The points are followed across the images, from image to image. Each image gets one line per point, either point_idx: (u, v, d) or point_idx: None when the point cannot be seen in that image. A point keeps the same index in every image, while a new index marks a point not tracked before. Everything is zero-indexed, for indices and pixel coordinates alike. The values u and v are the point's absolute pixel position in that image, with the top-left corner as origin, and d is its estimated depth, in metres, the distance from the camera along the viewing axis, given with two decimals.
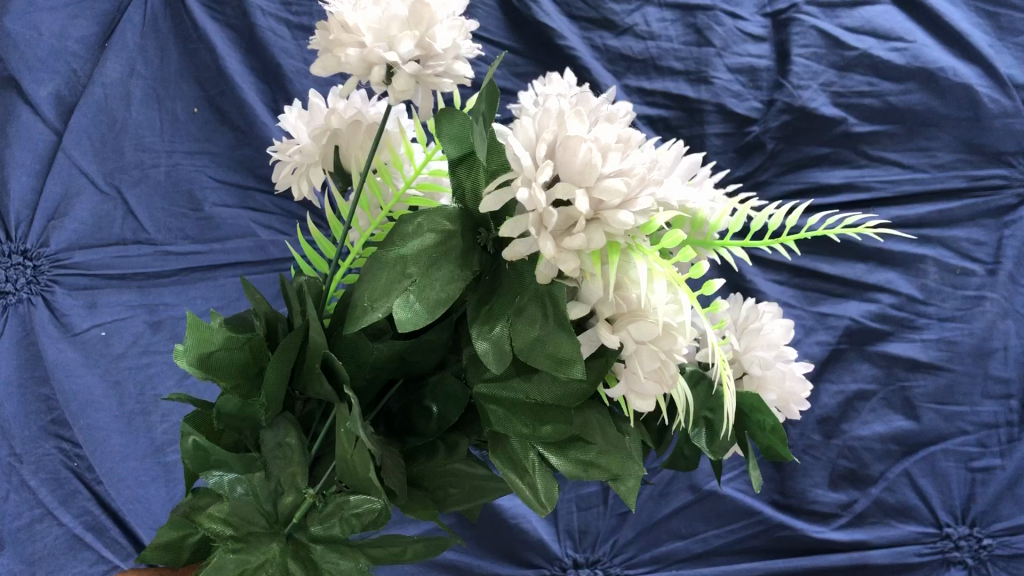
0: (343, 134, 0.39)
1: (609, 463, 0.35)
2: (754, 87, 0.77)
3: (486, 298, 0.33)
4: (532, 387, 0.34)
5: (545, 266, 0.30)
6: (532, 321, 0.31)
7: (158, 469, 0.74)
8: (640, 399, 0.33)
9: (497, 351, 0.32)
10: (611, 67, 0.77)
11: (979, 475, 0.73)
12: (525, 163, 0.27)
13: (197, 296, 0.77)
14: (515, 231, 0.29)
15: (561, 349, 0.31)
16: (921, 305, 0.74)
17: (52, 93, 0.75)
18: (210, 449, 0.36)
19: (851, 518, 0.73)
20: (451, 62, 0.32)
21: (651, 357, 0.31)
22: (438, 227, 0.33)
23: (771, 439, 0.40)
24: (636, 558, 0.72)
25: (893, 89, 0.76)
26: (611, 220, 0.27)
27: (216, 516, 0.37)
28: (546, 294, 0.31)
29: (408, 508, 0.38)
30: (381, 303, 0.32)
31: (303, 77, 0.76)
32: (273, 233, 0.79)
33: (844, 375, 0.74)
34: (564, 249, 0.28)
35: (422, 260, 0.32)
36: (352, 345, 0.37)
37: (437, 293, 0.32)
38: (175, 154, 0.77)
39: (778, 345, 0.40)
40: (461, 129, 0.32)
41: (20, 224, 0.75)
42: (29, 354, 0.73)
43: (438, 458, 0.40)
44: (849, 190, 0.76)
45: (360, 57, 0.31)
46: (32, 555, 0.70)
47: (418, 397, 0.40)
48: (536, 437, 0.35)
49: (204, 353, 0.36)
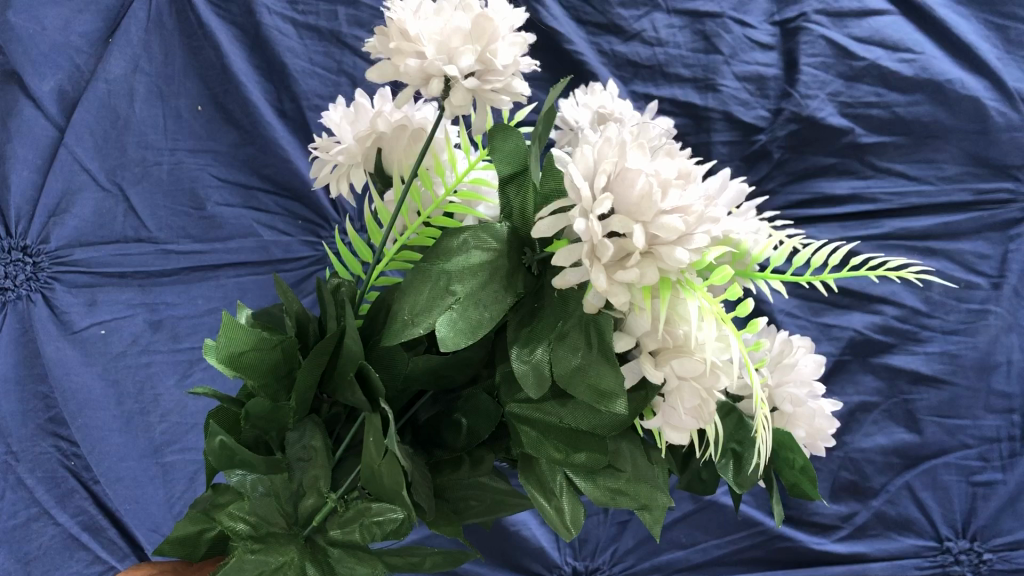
0: (387, 138, 0.42)
1: (636, 492, 0.37)
2: (761, 96, 0.77)
3: (527, 320, 0.35)
4: (567, 413, 0.36)
5: (593, 297, 0.32)
6: (573, 349, 0.33)
7: (157, 469, 0.73)
8: (675, 430, 0.36)
9: (537, 375, 0.34)
10: (618, 72, 0.76)
11: (981, 490, 0.73)
12: (585, 195, 0.29)
13: (198, 295, 0.77)
14: (567, 261, 0.31)
15: (603, 381, 0.33)
16: (925, 317, 0.73)
17: (55, 88, 0.74)
18: (236, 449, 0.38)
19: (851, 530, 0.73)
20: (510, 79, 0.34)
21: (691, 393, 0.34)
22: (484, 245, 0.34)
23: (798, 478, 0.43)
24: (636, 567, 0.71)
25: (901, 100, 0.76)
26: (666, 256, 0.29)
27: (235, 514, 0.39)
28: (590, 322, 0.33)
29: (436, 524, 0.41)
30: (423, 319, 0.34)
31: (309, 77, 0.76)
32: (275, 234, 0.78)
33: (847, 386, 0.74)
34: (616, 282, 0.30)
35: (466, 279, 0.34)
36: (388, 356, 0.39)
37: (480, 314, 0.34)
38: (178, 151, 0.76)
39: (808, 381, 0.41)
40: (514, 149, 0.34)
41: (20, 220, 0.74)
42: (29, 350, 0.73)
43: (463, 471, 0.42)
44: (854, 201, 0.76)
45: (418, 68, 0.34)
46: (27, 554, 0.70)
47: (449, 410, 0.41)
48: (568, 463, 0.37)
49: (234, 352, 0.37)
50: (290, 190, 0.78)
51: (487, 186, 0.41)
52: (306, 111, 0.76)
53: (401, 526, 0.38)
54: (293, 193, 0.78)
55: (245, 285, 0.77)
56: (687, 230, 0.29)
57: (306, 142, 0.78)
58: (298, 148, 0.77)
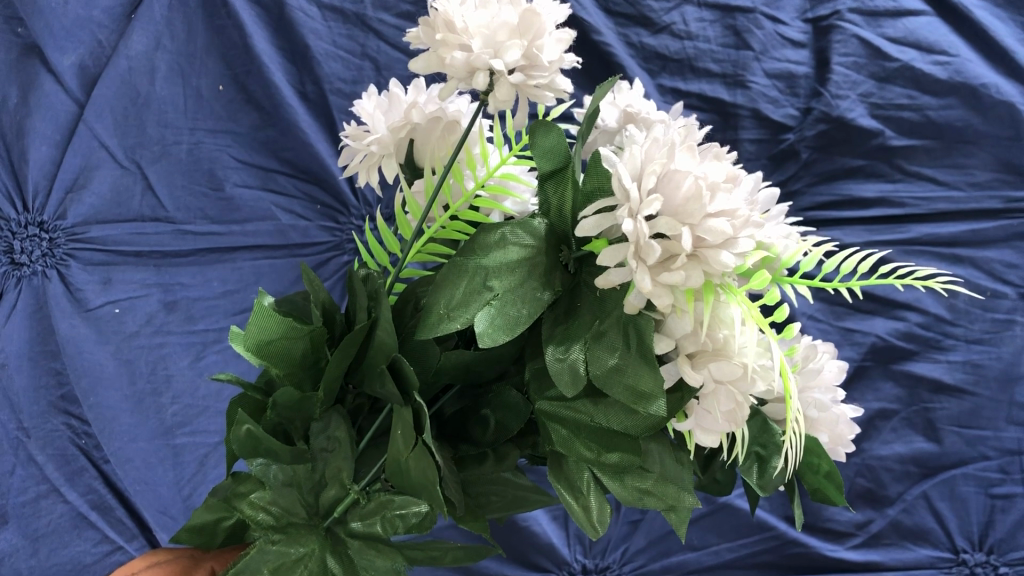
0: (420, 130, 0.41)
1: (662, 493, 0.36)
2: (791, 94, 0.75)
3: (562, 319, 0.35)
4: (600, 412, 0.36)
5: (635, 297, 0.31)
6: (611, 349, 0.33)
7: (167, 451, 0.72)
8: (705, 433, 0.35)
9: (573, 373, 0.33)
10: (646, 65, 0.75)
11: (999, 502, 0.71)
12: (633, 196, 0.29)
13: (212, 276, 0.75)
14: (613, 260, 0.30)
15: (641, 383, 0.32)
16: (950, 325, 0.72)
17: (76, 63, 0.74)
18: (262, 438, 0.37)
19: (866, 538, 0.72)
20: (553, 75, 0.33)
21: (727, 397, 0.33)
22: (522, 241, 0.34)
23: (823, 484, 0.42)
24: (646, 567, 0.71)
25: (934, 104, 0.74)
26: (712, 260, 0.29)
27: (258, 503, 0.38)
28: (629, 322, 0.33)
29: (462, 519, 0.40)
30: (459, 313, 0.33)
31: (331, 60, 0.75)
32: (293, 218, 0.76)
33: (867, 393, 0.73)
34: (660, 283, 0.29)
35: (505, 275, 0.33)
36: (420, 349, 0.39)
37: (517, 312, 0.33)
38: (198, 131, 0.75)
39: (832, 388, 0.41)
40: (556, 144, 0.33)
41: (38, 195, 0.74)
42: (42, 327, 0.73)
43: (488, 466, 0.41)
44: (881, 205, 0.75)
45: (465, 61, 0.33)
46: (36, 530, 0.70)
47: (475, 405, 0.41)
48: (599, 462, 0.36)
49: (263, 340, 0.36)
50: (312, 174, 0.76)
51: (515, 180, 0.41)
52: (329, 94, 0.75)
53: (424, 520, 0.37)
54: (315, 176, 0.76)
55: (260, 269, 0.76)
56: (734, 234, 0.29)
57: (326, 124, 0.76)
58: (319, 132, 0.76)
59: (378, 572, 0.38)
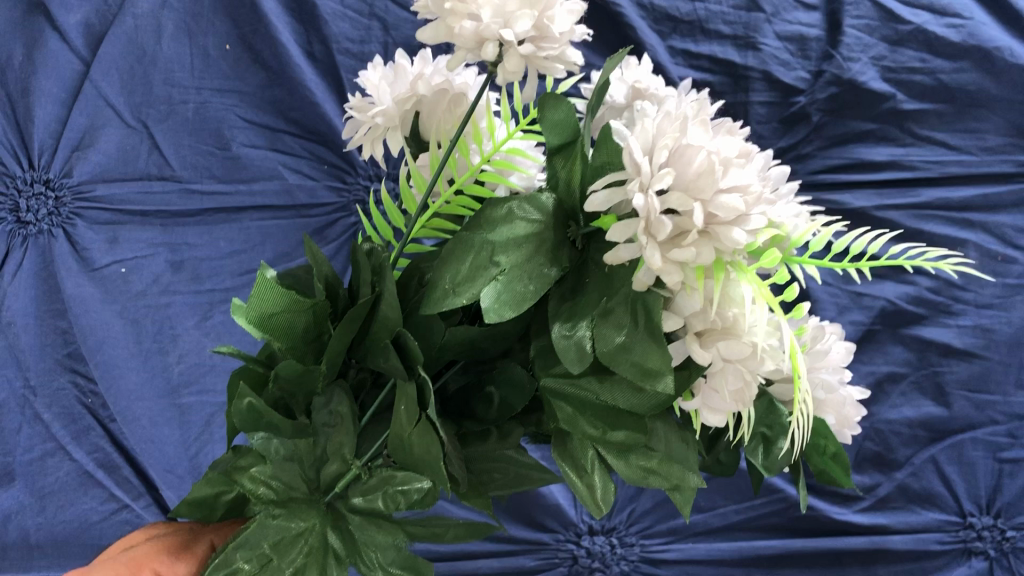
0: (426, 102, 0.40)
1: (667, 472, 0.36)
2: (803, 56, 0.75)
3: (569, 297, 0.34)
4: (605, 390, 0.35)
5: (645, 273, 0.30)
6: (618, 327, 0.32)
7: (174, 410, 0.72)
8: (712, 413, 0.35)
9: (579, 350, 0.32)
10: (656, 26, 0.75)
11: (1007, 467, 0.71)
12: (644, 169, 0.28)
13: (219, 235, 0.75)
14: (623, 236, 0.29)
15: (648, 360, 0.31)
16: (960, 290, 0.72)
17: (82, 21, 0.73)
18: (264, 412, 0.36)
19: (874, 501, 0.71)
20: (564, 46, 0.33)
21: (735, 376, 0.33)
22: (528, 217, 0.34)
23: (828, 464, 0.43)
24: (653, 528, 0.71)
25: (946, 67, 0.74)
26: (723, 237, 0.28)
27: (258, 477, 0.38)
28: (637, 300, 0.32)
29: (465, 496, 0.39)
30: (465, 289, 0.33)
31: (339, 20, 0.74)
32: (301, 178, 0.75)
33: (875, 356, 0.72)
34: (670, 260, 0.29)
35: (512, 250, 0.33)
36: (426, 322, 0.37)
37: (523, 288, 0.32)
38: (204, 91, 0.74)
39: (839, 369, 0.40)
40: (565, 118, 0.33)
41: (44, 153, 0.73)
42: (48, 286, 0.72)
43: (491, 442, 0.40)
44: (893, 168, 0.75)
45: (474, 31, 0.32)
46: (42, 489, 0.71)
47: (480, 382, 0.40)
48: (604, 440, 0.36)
49: (266, 314, 0.35)
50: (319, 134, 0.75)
51: (520, 154, 0.40)
52: (337, 54, 0.74)
53: (427, 496, 0.37)
54: (322, 136, 0.75)
55: (267, 230, 0.75)
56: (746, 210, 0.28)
57: (333, 84, 0.75)
58: (327, 93, 0.75)
59: (379, 548, 0.38)
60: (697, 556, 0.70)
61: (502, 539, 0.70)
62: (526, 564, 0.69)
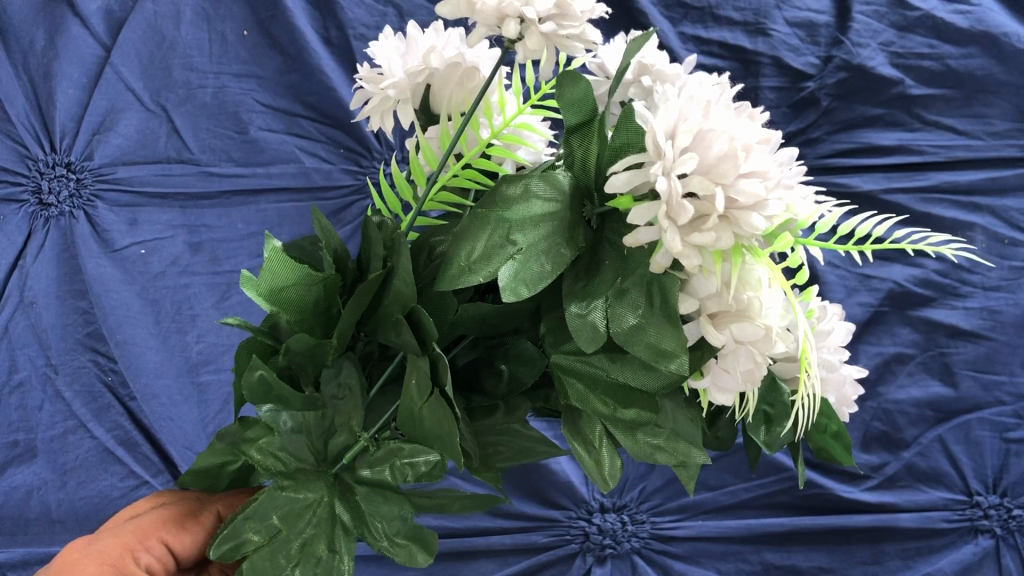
0: (438, 76, 0.40)
1: (674, 449, 0.36)
2: (812, 42, 0.76)
3: (583, 275, 0.34)
4: (616, 367, 0.35)
5: (662, 256, 0.30)
6: (633, 307, 0.32)
7: (192, 388, 0.73)
8: (721, 393, 0.35)
9: (593, 331, 0.32)
10: (668, 12, 0.76)
11: (1014, 446, 0.72)
12: (666, 153, 0.28)
13: (237, 216, 0.76)
14: (643, 219, 0.29)
15: (663, 342, 0.31)
16: (967, 273, 0.73)
17: (103, 7, 0.75)
18: (275, 384, 0.34)
19: (881, 480, 0.72)
20: (584, 26, 0.34)
21: (747, 357, 0.32)
22: (544, 195, 0.33)
23: (829, 443, 0.42)
24: (663, 506, 0.72)
25: (954, 53, 0.75)
26: (742, 222, 0.28)
27: (266, 449, 0.38)
28: (652, 281, 0.32)
29: (476, 470, 0.39)
30: (481, 267, 0.32)
31: (355, 6, 0.75)
32: (318, 161, 0.76)
33: (884, 338, 0.73)
34: (690, 244, 0.28)
35: (528, 228, 0.32)
36: (437, 298, 0.37)
37: (539, 267, 0.32)
38: (222, 76, 0.76)
39: (840, 348, 0.40)
40: (582, 97, 0.33)
41: (65, 136, 0.75)
42: (69, 266, 0.74)
43: (498, 417, 0.40)
44: (902, 152, 0.76)
45: (496, 9, 0.33)
46: (65, 465, 0.71)
47: (489, 358, 0.40)
48: (614, 417, 0.36)
49: (276, 286, 0.34)
50: (335, 118, 0.76)
51: (530, 131, 0.40)
52: (353, 40, 0.75)
53: (434, 470, 0.37)
54: (337, 120, 0.76)
55: (283, 212, 0.76)
56: (766, 196, 0.28)
57: (349, 69, 0.76)
58: (343, 76, 0.76)
59: (385, 518, 0.38)
60: (707, 533, 0.71)
61: (515, 515, 0.71)
62: (539, 541, 0.70)
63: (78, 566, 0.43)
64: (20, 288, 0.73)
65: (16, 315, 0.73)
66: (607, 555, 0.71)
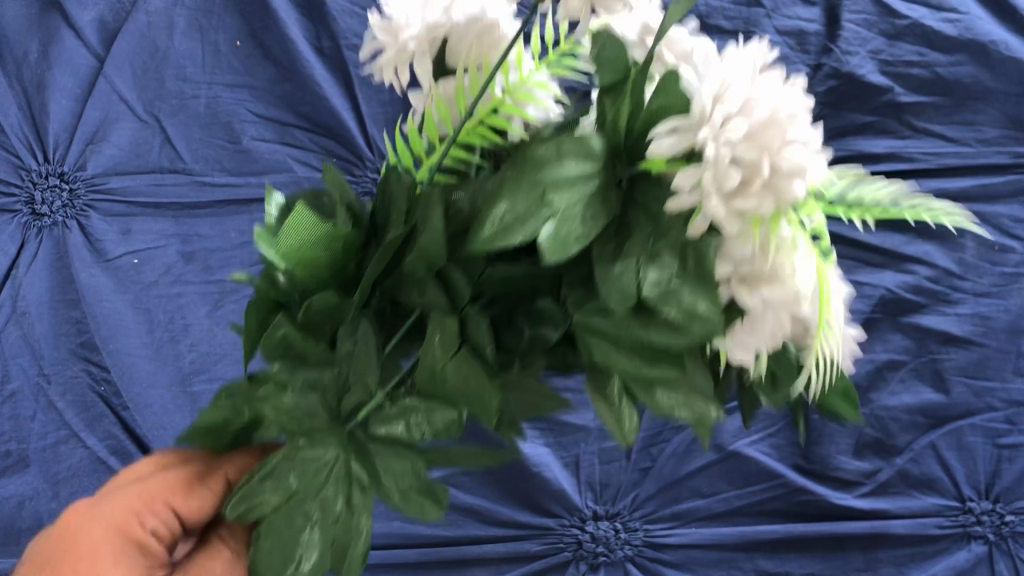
0: (458, 29, 0.40)
1: (691, 406, 0.35)
2: (801, 50, 0.77)
3: (614, 237, 0.32)
4: (652, 333, 0.32)
5: (701, 220, 0.29)
6: (667, 270, 0.30)
7: (185, 399, 0.71)
8: (742, 352, 0.33)
9: (624, 294, 0.31)
10: None
11: (1006, 452, 0.72)
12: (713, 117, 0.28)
13: (230, 225, 0.75)
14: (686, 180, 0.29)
15: (697, 305, 0.30)
16: (958, 279, 0.74)
17: (96, 19, 0.76)
18: (297, 342, 0.39)
19: (874, 487, 0.72)
20: None
21: (775, 321, 0.31)
22: (578, 153, 0.31)
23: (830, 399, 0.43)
24: (656, 513, 0.72)
25: (943, 60, 0.76)
26: (787, 189, 0.27)
27: (280, 408, 0.39)
28: (688, 245, 0.30)
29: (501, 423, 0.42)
30: (516, 229, 0.31)
31: (348, 16, 0.76)
32: (310, 170, 0.76)
33: (876, 344, 0.74)
34: (732, 210, 0.28)
35: (564, 188, 0.31)
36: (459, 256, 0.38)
37: (574, 230, 0.31)
38: (215, 86, 0.76)
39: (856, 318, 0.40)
40: (617, 54, 0.32)
41: (58, 147, 0.75)
42: (62, 276, 0.73)
43: (513, 372, 0.42)
44: (892, 160, 0.76)
45: None
46: (56, 475, 0.70)
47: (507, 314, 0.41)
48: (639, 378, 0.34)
49: (295, 245, 0.37)
50: (325, 125, 0.76)
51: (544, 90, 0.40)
52: (344, 50, 0.76)
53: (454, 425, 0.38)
54: (327, 126, 0.76)
55: None
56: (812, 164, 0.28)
57: (340, 79, 0.76)
58: (335, 87, 0.76)
59: (397, 475, 0.39)
60: (700, 540, 0.71)
61: (509, 524, 0.71)
62: (532, 549, 0.70)
63: (81, 537, 0.44)
64: (13, 297, 0.73)
65: (9, 325, 0.73)
66: (599, 563, 0.70)
